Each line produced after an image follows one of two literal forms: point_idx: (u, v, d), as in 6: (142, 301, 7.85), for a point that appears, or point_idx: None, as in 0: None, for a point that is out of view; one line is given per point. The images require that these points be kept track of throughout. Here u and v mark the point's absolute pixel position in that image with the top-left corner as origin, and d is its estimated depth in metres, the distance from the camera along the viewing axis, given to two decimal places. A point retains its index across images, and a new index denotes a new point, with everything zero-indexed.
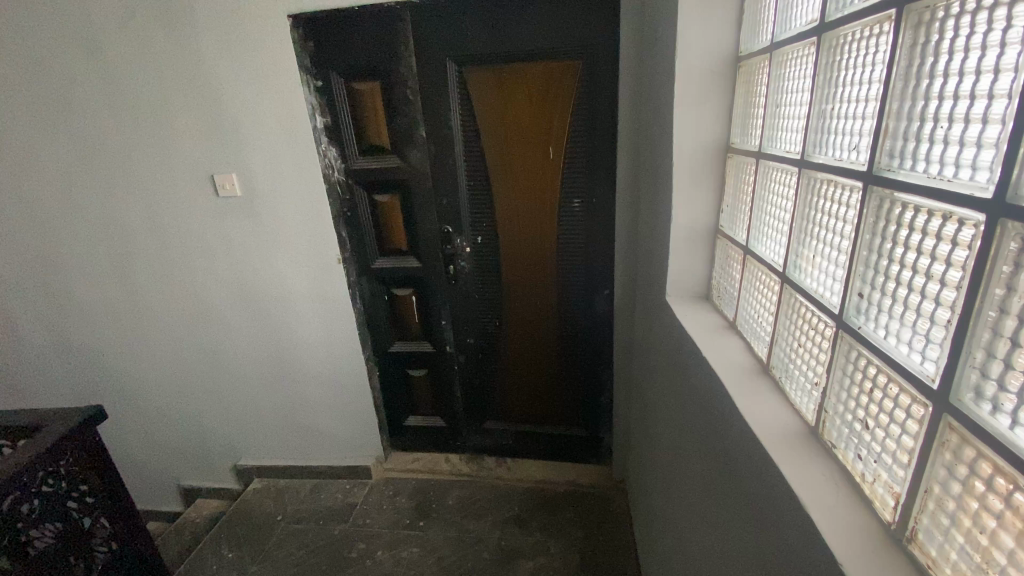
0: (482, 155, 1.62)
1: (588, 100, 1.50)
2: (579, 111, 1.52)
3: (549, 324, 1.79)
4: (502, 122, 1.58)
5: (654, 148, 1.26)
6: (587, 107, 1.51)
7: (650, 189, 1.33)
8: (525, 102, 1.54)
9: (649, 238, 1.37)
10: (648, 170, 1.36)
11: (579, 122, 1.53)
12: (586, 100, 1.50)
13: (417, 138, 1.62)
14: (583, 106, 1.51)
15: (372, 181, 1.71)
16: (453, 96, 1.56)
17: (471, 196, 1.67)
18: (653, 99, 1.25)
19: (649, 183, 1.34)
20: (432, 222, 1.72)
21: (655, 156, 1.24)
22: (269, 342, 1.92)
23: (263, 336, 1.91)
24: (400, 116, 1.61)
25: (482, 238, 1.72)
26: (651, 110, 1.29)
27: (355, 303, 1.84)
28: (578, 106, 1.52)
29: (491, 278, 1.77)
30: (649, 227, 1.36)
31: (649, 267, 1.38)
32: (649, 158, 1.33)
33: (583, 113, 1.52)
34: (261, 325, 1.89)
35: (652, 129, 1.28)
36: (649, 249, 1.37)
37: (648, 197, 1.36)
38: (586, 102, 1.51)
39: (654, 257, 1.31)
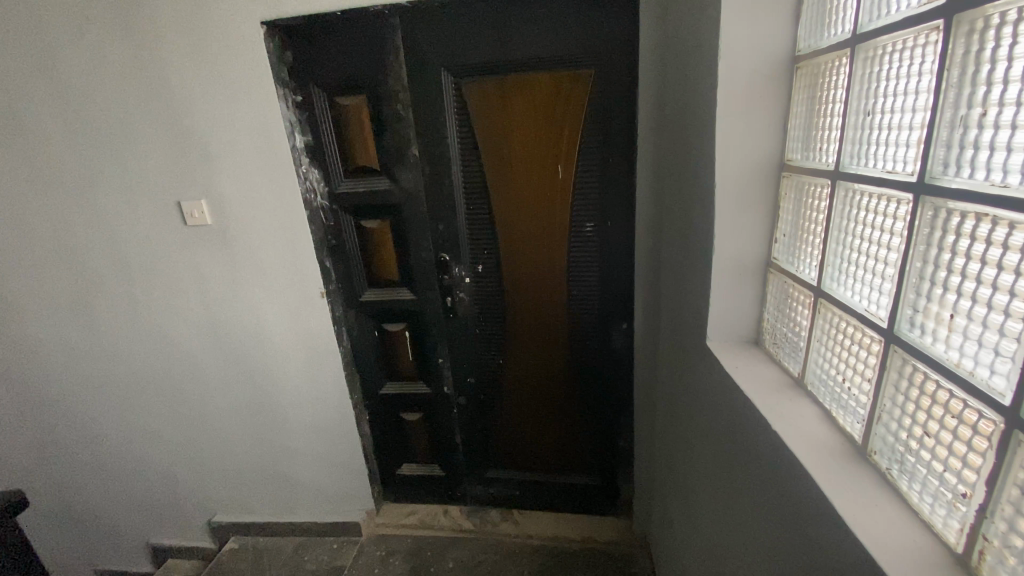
0: (482, 175, 1.44)
1: (602, 112, 1.33)
2: (593, 125, 1.34)
3: (560, 362, 1.59)
4: (505, 138, 1.40)
5: (687, 167, 1.08)
6: (601, 119, 1.33)
7: (681, 214, 1.15)
8: (530, 117, 1.37)
9: (680, 270, 1.18)
10: (677, 190, 1.17)
11: (593, 137, 1.35)
12: (600, 112, 1.33)
13: (408, 157, 1.44)
14: (598, 118, 1.34)
15: (358, 206, 1.52)
16: (448, 110, 1.39)
17: (470, 221, 1.49)
18: (684, 110, 1.08)
19: (680, 206, 1.15)
20: (428, 251, 1.53)
21: (690, 175, 1.06)
22: (244, 387, 1.71)
23: (239, 380, 1.71)
24: (389, 134, 1.43)
25: (483, 268, 1.53)
26: (681, 122, 1.11)
27: (341, 342, 1.64)
28: (591, 119, 1.34)
29: (494, 312, 1.57)
30: (680, 257, 1.18)
31: (681, 302, 1.19)
32: (678, 178, 1.15)
33: (598, 126, 1.34)
34: (236, 368, 1.69)
35: (684, 143, 1.10)
36: (680, 281, 1.19)
37: (678, 222, 1.17)
38: (600, 114, 1.33)
39: (688, 292, 1.12)
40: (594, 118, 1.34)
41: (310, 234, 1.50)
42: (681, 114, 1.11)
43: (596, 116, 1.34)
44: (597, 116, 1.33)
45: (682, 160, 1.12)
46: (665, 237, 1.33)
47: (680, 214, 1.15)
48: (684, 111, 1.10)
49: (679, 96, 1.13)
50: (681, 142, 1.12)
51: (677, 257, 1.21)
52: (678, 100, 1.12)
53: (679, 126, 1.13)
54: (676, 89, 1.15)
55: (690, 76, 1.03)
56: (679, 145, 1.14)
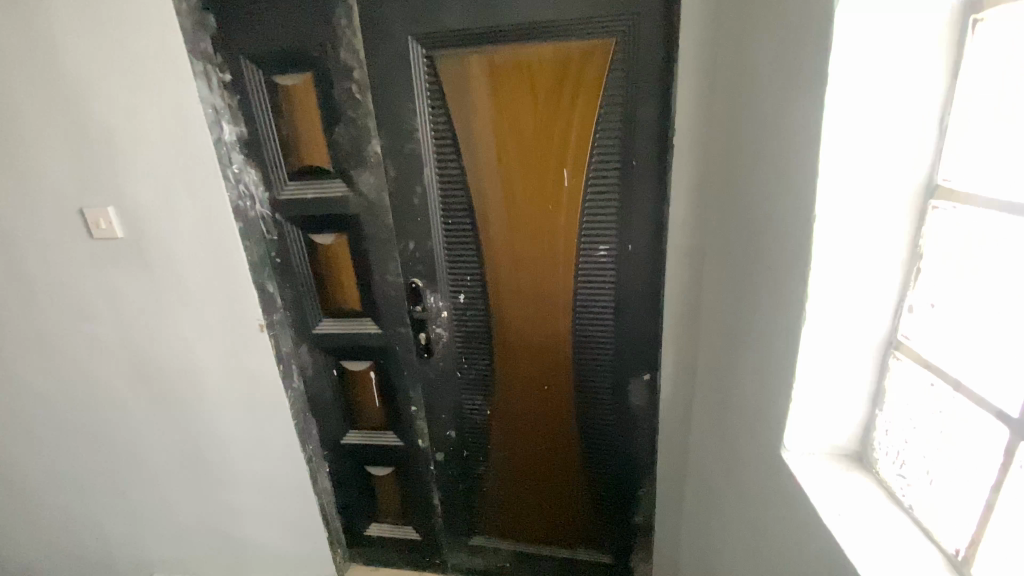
0: (464, 180, 1.09)
1: (625, 97, 0.98)
2: (612, 116, 0.99)
3: (563, 417, 1.26)
4: (494, 133, 1.05)
5: (754, 181, 0.73)
6: (623, 109, 0.98)
7: (738, 247, 0.80)
8: (528, 104, 1.02)
9: (734, 325, 0.83)
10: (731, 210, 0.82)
11: (612, 132, 1.00)
12: (622, 97, 0.98)
13: (369, 156, 1.10)
14: (619, 105, 0.99)
15: (307, 217, 1.19)
16: (418, 95, 1.05)
17: (448, 239, 1.15)
18: (754, 97, 0.73)
19: (738, 235, 0.80)
20: (395, 276, 1.20)
21: (759, 193, 0.70)
22: (177, 434, 1.40)
23: (171, 425, 1.39)
24: (343, 125, 1.09)
25: (465, 298, 1.19)
26: (745, 114, 0.76)
27: (290, 383, 1.32)
28: (611, 107, 0.99)
29: (478, 354, 1.24)
30: (735, 306, 0.83)
31: (734, 369, 0.84)
32: (735, 193, 0.80)
33: (619, 117, 0.99)
34: (165, 411, 1.38)
35: (749, 146, 0.74)
36: (733, 339, 0.84)
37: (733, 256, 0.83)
38: (623, 101, 0.98)
39: (747, 361, 0.78)
40: (613, 106, 0.99)
41: (243, 253, 1.17)
42: (746, 102, 0.76)
43: (616, 103, 0.99)
44: (618, 103, 0.98)
45: (743, 170, 0.77)
46: (707, 269, 0.98)
47: (737, 246, 0.80)
48: (751, 99, 0.75)
49: (743, 76, 0.78)
50: (744, 143, 0.76)
51: (731, 302, 0.87)
52: (742, 81, 0.77)
53: (741, 120, 0.78)
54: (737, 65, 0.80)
55: (767, 43, 0.68)
56: (739, 148, 0.79)
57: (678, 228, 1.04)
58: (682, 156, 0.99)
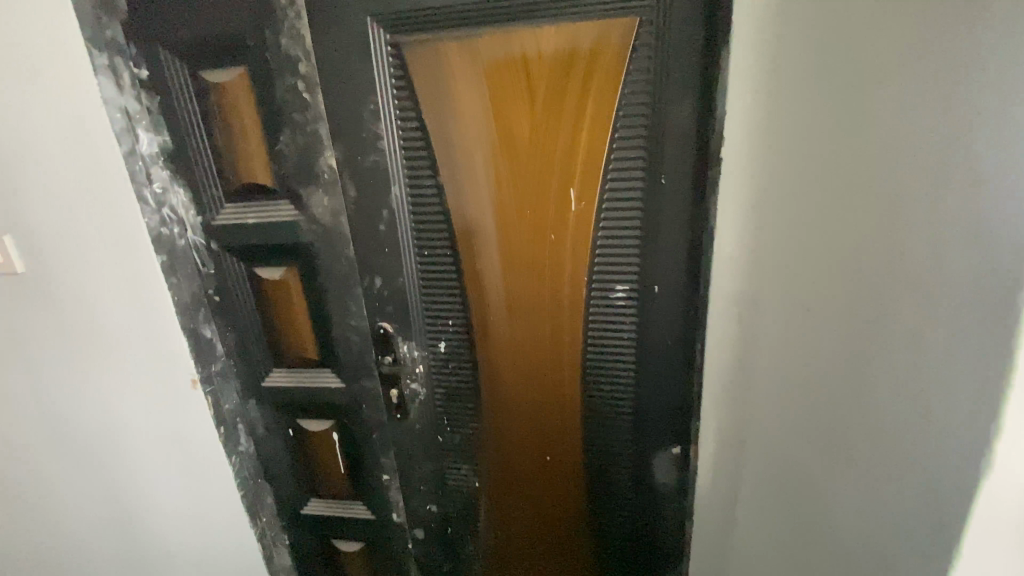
0: (442, 202, 0.85)
1: (651, 97, 0.74)
2: (634, 120, 0.76)
3: (569, 494, 1.01)
4: (481, 143, 0.82)
5: (869, 224, 0.52)
6: (650, 112, 0.75)
7: (829, 309, 0.59)
8: (524, 106, 0.79)
9: (821, 408, 0.62)
10: (812, 256, 0.61)
11: (635, 141, 0.77)
12: (648, 96, 0.74)
13: (321, 171, 0.87)
14: (644, 107, 0.75)
15: (248, 246, 0.96)
16: (381, 93, 0.81)
17: (424, 277, 0.91)
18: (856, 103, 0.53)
19: (829, 292, 0.59)
20: (359, 319, 0.96)
21: (884, 242, 0.50)
22: (94, 511, 1.13)
23: (85, 501, 1.13)
24: (289, 133, 0.86)
25: (446, 348, 0.95)
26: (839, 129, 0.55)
27: (235, 445, 1.09)
28: (633, 110, 0.75)
29: (463, 416, 1.00)
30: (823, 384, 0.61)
31: (822, 466, 0.63)
32: (821, 235, 0.59)
33: (644, 122, 0.76)
34: (78, 484, 1.11)
35: (850, 172, 0.54)
36: (818, 426, 0.63)
37: (816, 317, 0.61)
38: (649, 101, 0.75)
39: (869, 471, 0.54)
40: (636, 108, 0.75)
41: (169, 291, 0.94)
42: (840, 112, 0.55)
43: (641, 104, 0.75)
44: (643, 104, 0.75)
45: (839, 206, 0.56)
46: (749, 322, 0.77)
47: (828, 307, 0.59)
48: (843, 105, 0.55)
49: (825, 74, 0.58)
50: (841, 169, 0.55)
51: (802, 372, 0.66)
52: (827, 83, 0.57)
53: (827, 136, 0.57)
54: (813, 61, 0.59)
55: (891, 32, 0.48)
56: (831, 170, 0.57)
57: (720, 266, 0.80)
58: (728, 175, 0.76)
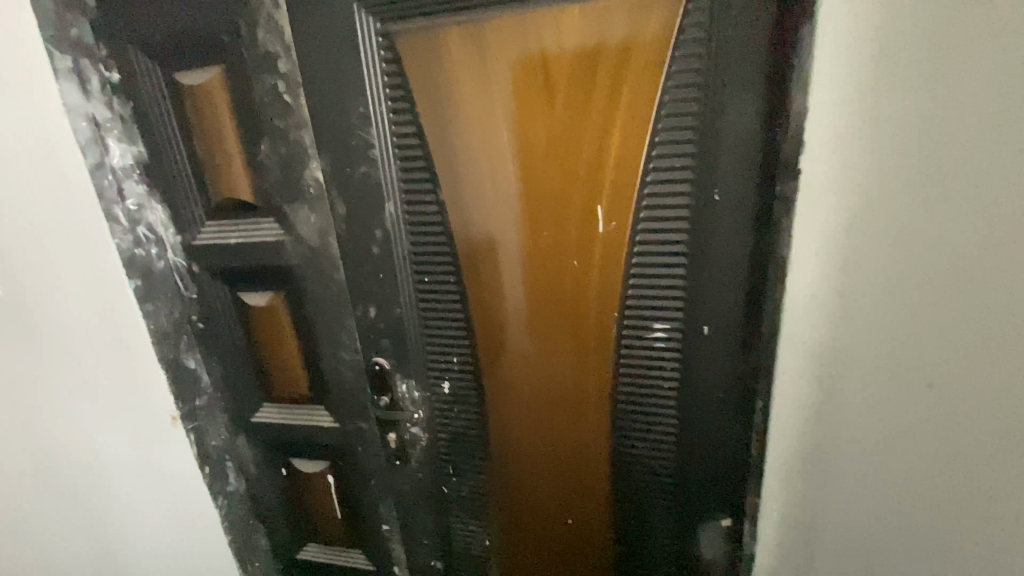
0: (444, 223, 0.72)
1: (704, 92, 0.58)
2: (681, 122, 0.60)
3: (594, 562, 0.86)
4: (491, 152, 0.68)
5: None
6: (701, 111, 0.59)
7: (966, 380, 0.46)
8: (541, 107, 0.64)
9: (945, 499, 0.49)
10: (942, 313, 0.47)
11: (681, 148, 0.61)
12: (700, 91, 0.58)
13: (306, 186, 0.75)
14: (694, 105, 0.59)
15: (232, 269, 0.85)
16: (371, 93, 0.68)
17: (425, 309, 0.77)
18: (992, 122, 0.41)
19: (968, 359, 0.45)
20: (352, 353, 0.84)
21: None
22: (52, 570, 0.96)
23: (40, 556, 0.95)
24: (270, 142, 0.74)
25: (451, 390, 0.81)
26: (970, 154, 0.43)
27: (222, 485, 0.98)
28: (679, 110, 0.59)
29: (471, 467, 0.86)
30: (961, 475, 0.47)
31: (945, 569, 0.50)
32: (951, 283, 0.46)
33: (693, 123, 0.59)
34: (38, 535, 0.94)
35: (992, 205, 0.42)
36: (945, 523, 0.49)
37: (946, 389, 0.48)
38: (701, 97, 0.59)
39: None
40: (683, 107, 0.59)
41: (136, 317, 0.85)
42: (978, 130, 0.42)
43: (689, 102, 0.59)
44: (692, 101, 0.59)
45: (981, 249, 0.43)
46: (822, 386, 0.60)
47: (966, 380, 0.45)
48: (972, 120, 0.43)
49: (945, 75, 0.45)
50: (979, 200, 0.43)
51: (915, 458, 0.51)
52: (939, 98, 0.45)
53: (962, 162, 0.44)
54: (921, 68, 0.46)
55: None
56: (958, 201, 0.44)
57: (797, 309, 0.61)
58: (811, 192, 0.57)
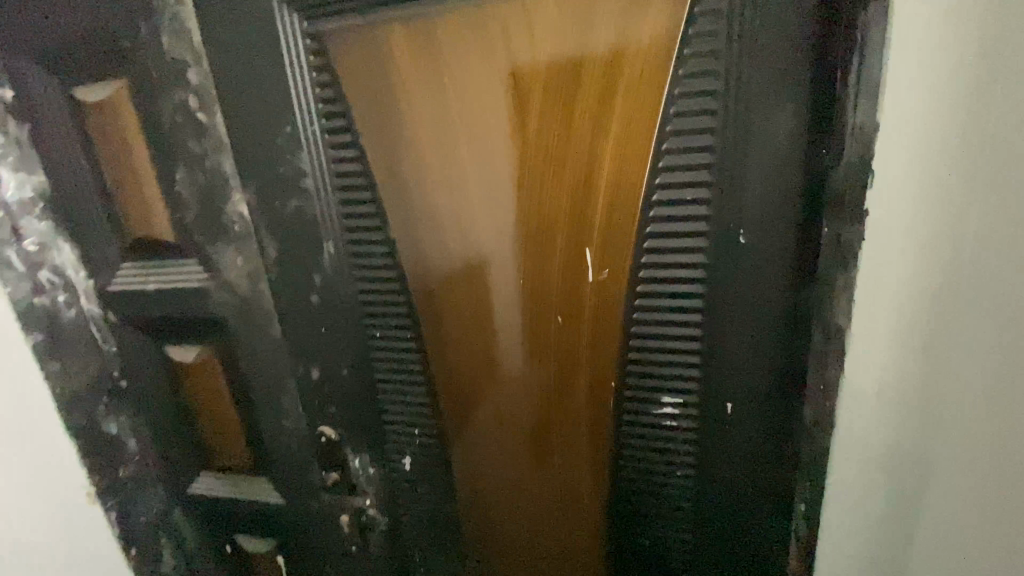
0: (397, 267, 0.58)
1: (724, 100, 0.43)
2: (694, 142, 0.45)
3: None
4: (450, 181, 0.54)
5: None
6: (721, 126, 0.44)
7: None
8: (511, 123, 0.50)
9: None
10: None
11: (695, 175, 0.45)
12: (718, 100, 0.43)
13: (230, 222, 0.61)
14: (711, 119, 0.44)
15: (154, 320, 0.71)
16: (300, 109, 0.54)
17: (379, 370, 0.63)
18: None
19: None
20: (295, 421, 0.69)
21: None
22: None
23: None
24: (185, 169, 0.61)
25: (413, 467, 0.67)
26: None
27: (155, 567, 0.84)
28: (691, 126, 0.45)
29: (441, 557, 0.71)
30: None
31: None
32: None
33: (710, 143, 0.44)
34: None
35: None
36: None
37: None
38: (720, 108, 0.43)
39: None
40: (697, 121, 0.44)
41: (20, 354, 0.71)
42: None
43: (705, 115, 0.44)
44: (709, 114, 0.44)
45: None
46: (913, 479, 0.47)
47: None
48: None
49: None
50: None
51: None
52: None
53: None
54: (986, 111, 0.38)
55: None
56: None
57: (862, 389, 0.47)
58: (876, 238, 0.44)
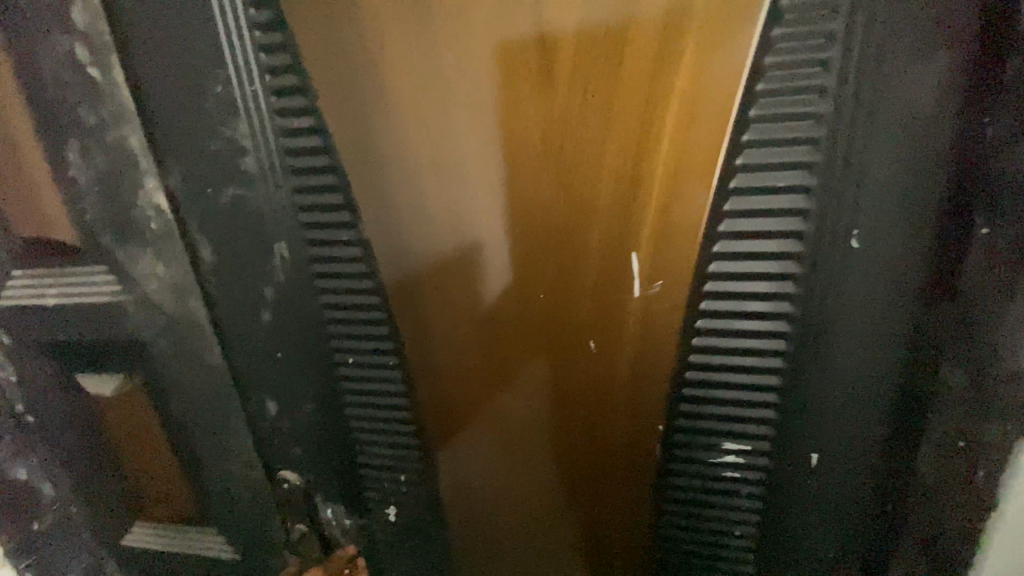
0: (372, 274, 0.44)
1: (845, 47, 0.30)
2: (798, 105, 0.32)
3: None
4: (443, 160, 0.40)
5: None
6: (838, 84, 0.31)
7: None
8: (528, 78, 0.36)
9: None
10: None
11: (795, 153, 0.32)
12: (836, 45, 0.30)
13: (145, 218, 0.45)
14: (823, 73, 0.31)
15: (57, 343, 0.55)
16: (234, 62, 0.39)
17: (351, 403, 0.49)
18: None
19: None
20: (247, 468, 0.55)
21: None
22: None
23: None
24: (78, 147, 0.44)
25: (398, 518, 0.54)
26: None
27: None
28: (794, 82, 0.31)
29: None
30: None
31: None
32: None
33: (820, 108, 0.31)
34: None
35: None
36: None
37: None
38: (837, 58, 0.31)
39: None
40: (803, 76, 0.31)
41: None
42: None
43: (815, 67, 0.31)
44: (820, 67, 0.31)
45: None
46: None
47: None
48: None
49: None
50: None
51: None
52: None
53: None
54: None
55: None
56: None
57: None
58: None
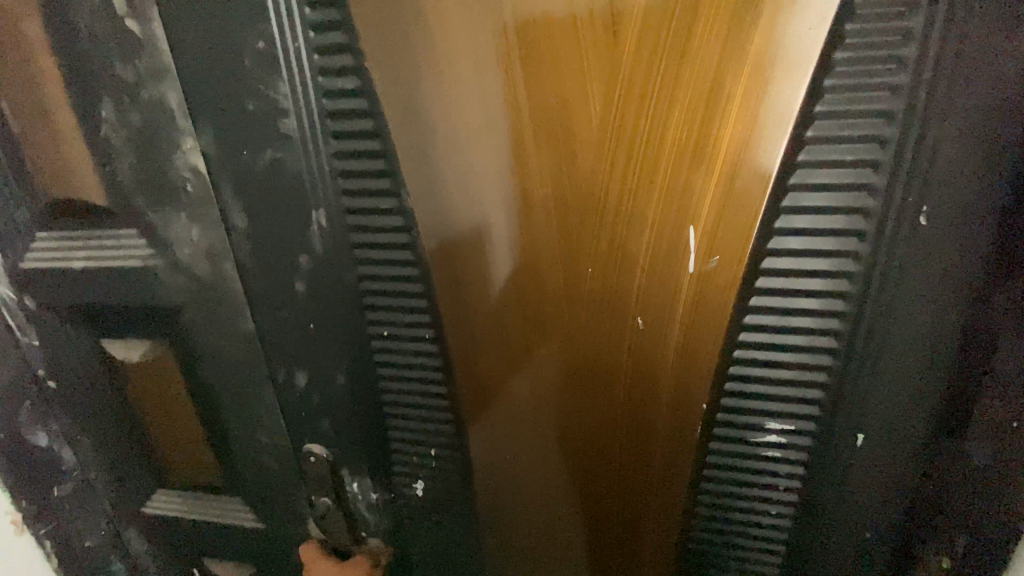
0: (414, 245, 0.43)
1: (927, 18, 0.30)
2: (875, 76, 0.32)
3: None
4: (493, 127, 0.38)
5: None
6: (919, 55, 0.31)
7: None
8: (589, 43, 0.35)
9: None
10: None
11: (869, 125, 0.32)
12: (920, 14, 0.30)
13: (181, 180, 0.44)
14: (904, 43, 0.31)
15: (82, 308, 0.54)
16: (278, 18, 0.38)
17: (384, 376, 0.49)
18: None
19: None
20: (276, 438, 0.55)
21: None
22: None
23: None
24: (113, 105, 0.43)
25: (426, 493, 0.53)
26: None
27: None
28: (874, 52, 0.31)
29: None
30: None
31: None
32: None
33: (899, 79, 0.31)
34: None
35: None
36: None
37: None
38: (921, 27, 0.31)
39: None
40: (884, 46, 0.31)
41: None
42: None
43: (897, 36, 0.31)
44: (899, 39, 0.31)
45: None
46: None
47: None
48: None
49: None
50: None
51: None
52: None
53: None
54: None
55: None
56: None
57: None
58: None
